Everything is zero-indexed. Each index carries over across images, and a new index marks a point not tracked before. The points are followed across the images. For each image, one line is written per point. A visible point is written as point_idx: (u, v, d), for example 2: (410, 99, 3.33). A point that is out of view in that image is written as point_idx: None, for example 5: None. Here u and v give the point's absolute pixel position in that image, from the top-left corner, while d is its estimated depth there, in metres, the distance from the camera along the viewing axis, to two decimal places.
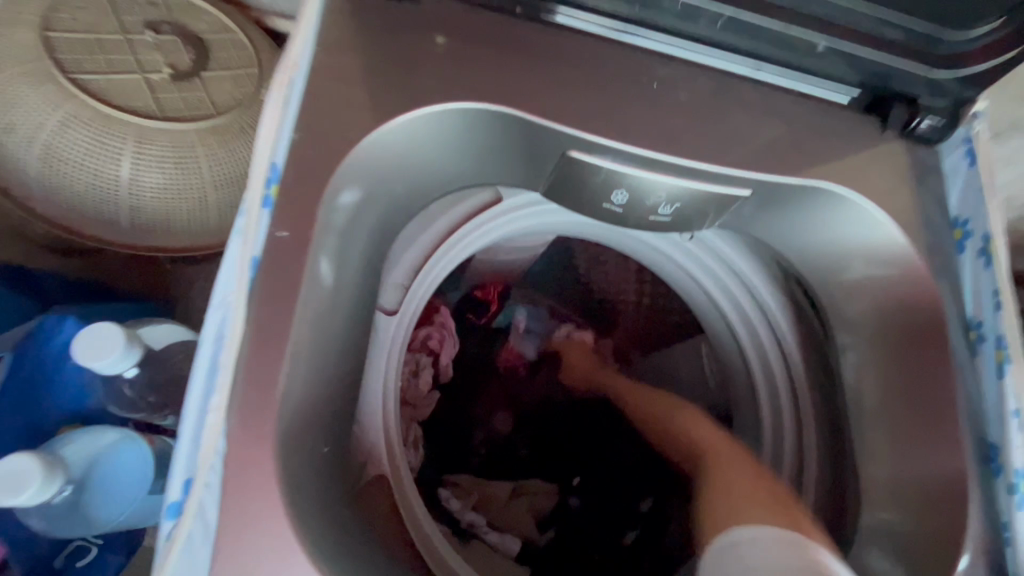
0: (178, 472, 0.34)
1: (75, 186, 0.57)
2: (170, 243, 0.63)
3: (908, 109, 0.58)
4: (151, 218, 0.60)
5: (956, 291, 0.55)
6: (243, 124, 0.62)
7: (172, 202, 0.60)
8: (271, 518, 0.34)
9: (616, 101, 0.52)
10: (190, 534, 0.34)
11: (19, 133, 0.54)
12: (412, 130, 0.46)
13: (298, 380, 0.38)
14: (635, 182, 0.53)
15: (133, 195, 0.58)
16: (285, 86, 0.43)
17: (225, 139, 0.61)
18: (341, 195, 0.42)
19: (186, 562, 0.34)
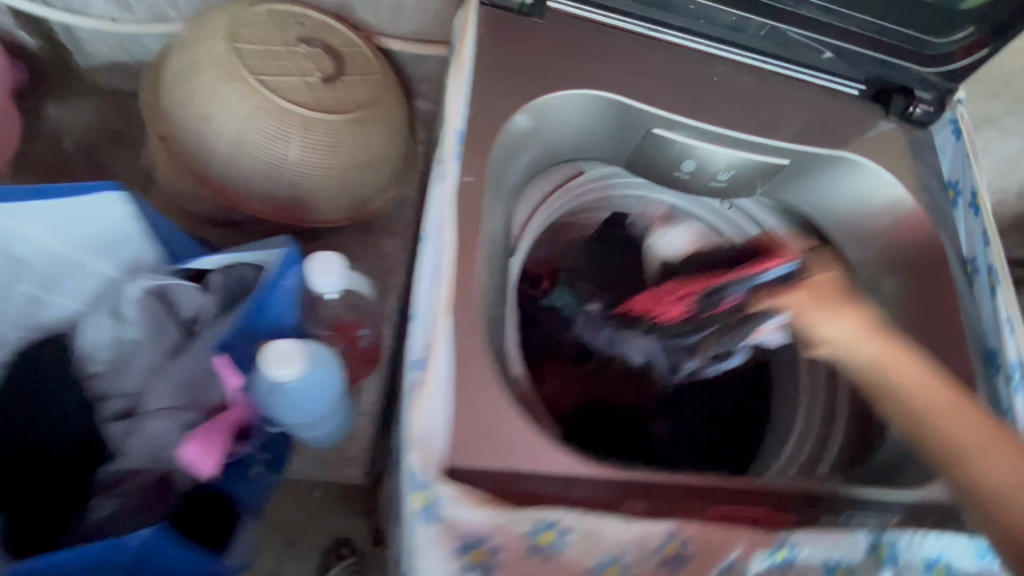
0: (419, 339, 0.47)
1: (252, 163, 0.70)
2: (313, 216, 0.76)
3: (906, 98, 0.74)
4: (304, 191, 0.74)
5: (953, 235, 0.70)
6: (376, 119, 0.77)
7: (321, 178, 0.73)
8: (485, 374, 0.47)
9: (689, 90, 0.67)
10: (434, 382, 0.45)
11: (216, 121, 0.68)
12: (544, 109, 0.61)
13: (485, 284, 0.52)
14: (702, 153, 0.68)
15: (295, 172, 0.72)
16: (458, 75, 0.57)
17: (364, 129, 0.76)
18: (499, 155, 0.57)
19: (433, 404, 0.45)
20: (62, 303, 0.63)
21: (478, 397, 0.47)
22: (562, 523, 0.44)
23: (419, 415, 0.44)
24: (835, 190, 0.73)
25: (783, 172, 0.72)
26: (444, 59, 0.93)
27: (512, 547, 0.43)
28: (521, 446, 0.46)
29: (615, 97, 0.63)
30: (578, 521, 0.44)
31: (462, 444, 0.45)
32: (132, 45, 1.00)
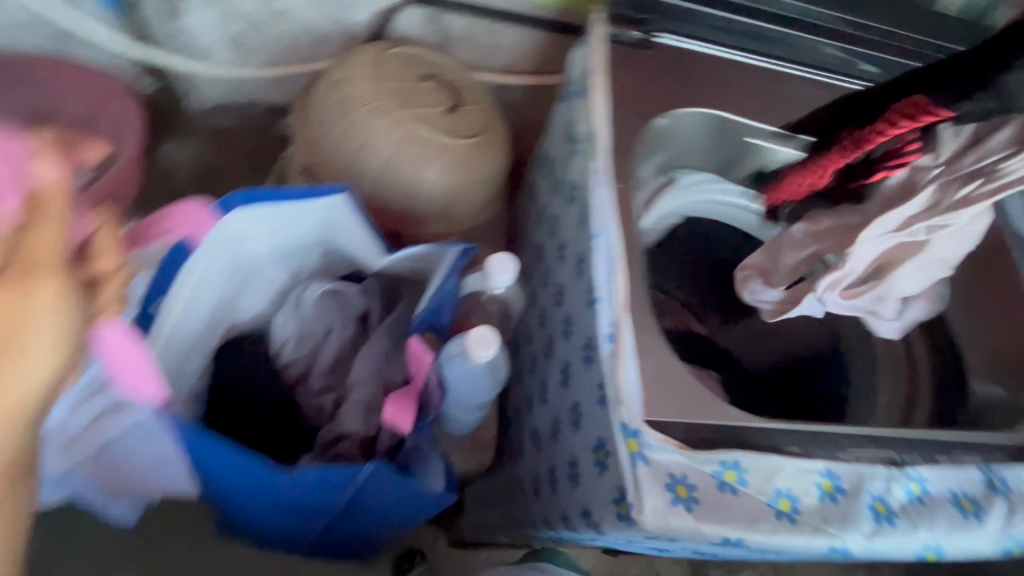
0: (608, 315, 0.55)
1: (395, 184, 0.82)
2: (446, 228, 0.88)
3: None
4: (437, 206, 0.84)
5: (1009, 218, 0.81)
6: (494, 140, 0.88)
7: (450, 197, 0.84)
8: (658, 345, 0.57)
9: (776, 105, 0.78)
10: (626, 349, 0.54)
11: (372, 151, 0.80)
12: (660, 125, 0.73)
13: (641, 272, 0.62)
14: (787, 157, 0.79)
15: (432, 190, 0.83)
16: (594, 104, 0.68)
17: (486, 150, 0.86)
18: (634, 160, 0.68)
19: (630, 367, 0.53)
20: (252, 305, 0.71)
21: (656, 364, 0.56)
22: (742, 463, 0.53)
23: (622, 375, 0.52)
24: None
25: None
26: (530, 87, 1.05)
27: (705, 485, 0.51)
28: (697, 405, 0.55)
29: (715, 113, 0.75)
30: (754, 462, 0.53)
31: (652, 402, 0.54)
32: (243, 88, 1.12)
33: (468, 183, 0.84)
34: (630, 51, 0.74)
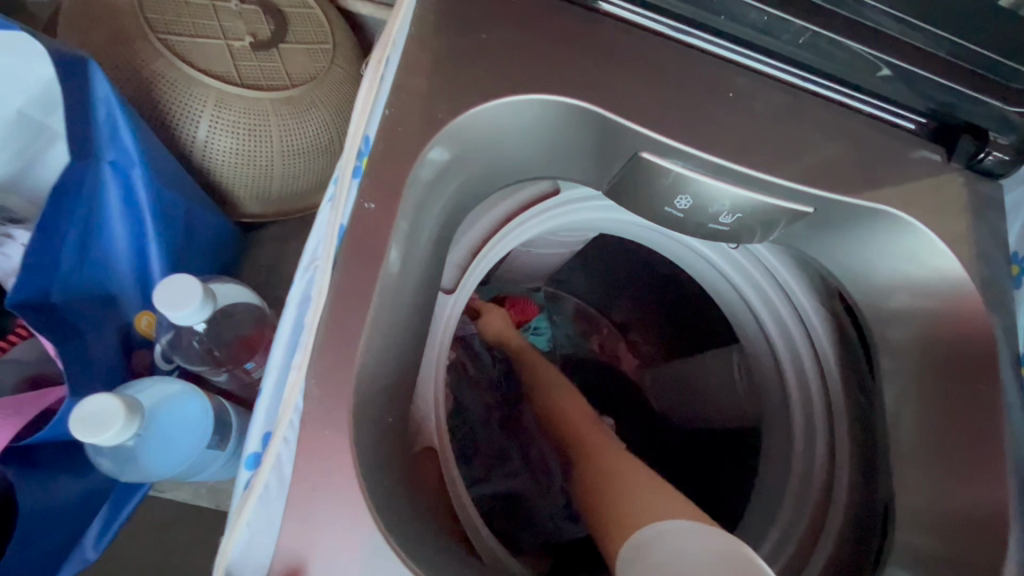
0: (258, 426, 0.36)
1: (165, 114, 0.59)
2: (249, 207, 0.69)
3: (976, 143, 0.58)
4: (215, 174, 0.64)
5: (1010, 325, 0.56)
6: (316, 97, 0.64)
7: (254, 158, 0.64)
8: (338, 477, 0.35)
9: (694, 109, 0.52)
10: (267, 485, 0.34)
11: (125, 71, 0.57)
12: (498, 117, 0.49)
13: (372, 351, 0.39)
14: (700, 189, 0.54)
15: (206, 155, 0.62)
16: (378, 80, 0.45)
17: (298, 109, 0.63)
18: (438, 147, 0.46)
19: (262, 511, 0.34)
20: None
21: (331, 510, 0.35)
22: None
23: (228, 544, 0.33)
24: (865, 253, 0.59)
25: (801, 220, 0.58)
26: None
27: None
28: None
29: (596, 109, 0.49)
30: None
31: (307, 567, 0.35)
32: None
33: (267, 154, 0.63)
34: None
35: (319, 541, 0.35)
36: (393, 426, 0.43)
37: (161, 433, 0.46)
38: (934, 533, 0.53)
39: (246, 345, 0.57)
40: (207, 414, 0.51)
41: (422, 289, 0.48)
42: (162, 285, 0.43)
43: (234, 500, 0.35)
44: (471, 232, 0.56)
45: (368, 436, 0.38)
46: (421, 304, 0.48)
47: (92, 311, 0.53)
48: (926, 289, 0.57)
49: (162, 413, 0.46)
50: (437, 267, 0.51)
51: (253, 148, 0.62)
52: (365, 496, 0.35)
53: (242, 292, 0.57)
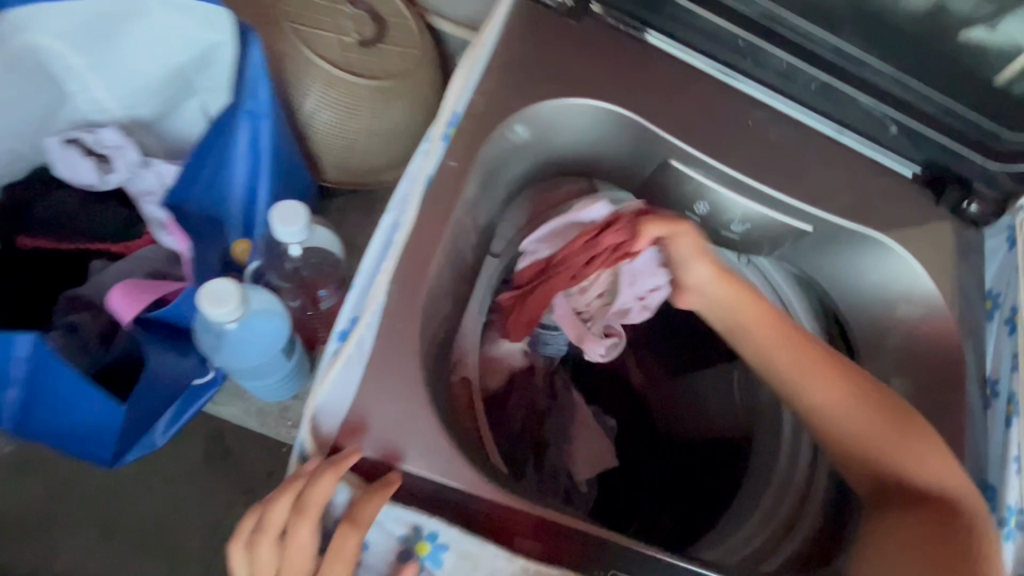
0: (348, 310, 0.44)
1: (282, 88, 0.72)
2: (330, 175, 0.82)
3: (963, 193, 0.67)
4: (309, 141, 0.76)
5: (979, 349, 0.63)
6: (403, 90, 0.76)
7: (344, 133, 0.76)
8: (404, 360, 0.45)
9: (719, 130, 0.63)
10: (349, 357, 0.43)
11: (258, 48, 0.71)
12: (558, 115, 0.60)
13: (439, 275, 0.49)
14: (717, 198, 0.64)
15: (305, 124, 0.74)
16: (468, 68, 0.56)
17: (387, 97, 0.75)
18: (507, 130, 0.56)
19: (343, 376, 0.42)
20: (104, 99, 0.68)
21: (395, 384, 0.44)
22: (439, 537, 0.41)
23: (315, 396, 0.41)
24: (856, 274, 0.68)
25: (803, 237, 0.67)
26: None
27: (383, 546, 0.41)
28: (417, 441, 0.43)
29: (636, 118, 0.60)
30: (455, 543, 0.41)
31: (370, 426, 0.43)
32: None
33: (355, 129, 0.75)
34: (553, 20, 0.61)
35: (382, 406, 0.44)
36: (442, 346, 0.52)
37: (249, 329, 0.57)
38: None
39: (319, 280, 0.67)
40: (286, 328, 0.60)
41: (477, 244, 0.58)
42: (277, 206, 0.54)
43: (323, 360, 0.43)
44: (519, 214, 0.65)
45: (428, 337, 0.47)
46: (475, 256, 0.58)
47: (206, 228, 0.65)
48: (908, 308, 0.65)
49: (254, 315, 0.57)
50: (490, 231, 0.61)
51: (345, 122, 0.74)
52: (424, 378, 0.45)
53: (326, 236, 0.68)
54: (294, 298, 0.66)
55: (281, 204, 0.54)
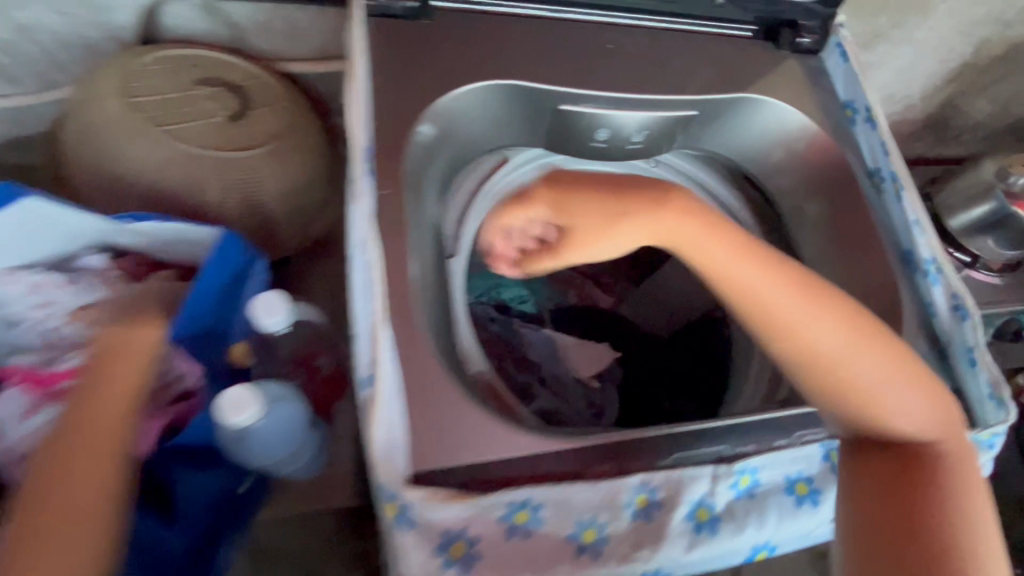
0: (363, 366, 0.47)
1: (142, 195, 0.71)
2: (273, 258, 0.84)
3: (792, 32, 0.78)
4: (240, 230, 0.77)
5: (855, 150, 0.76)
6: (297, 148, 0.77)
7: (247, 206, 0.74)
8: (432, 380, 0.49)
9: (588, 61, 0.69)
10: (385, 395, 0.46)
11: (133, 169, 0.69)
12: (445, 109, 0.64)
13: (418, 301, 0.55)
14: (610, 121, 0.70)
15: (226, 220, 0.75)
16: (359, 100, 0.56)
17: (288, 163, 0.76)
18: (422, 128, 0.62)
19: (387, 418, 0.45)
20: None
21: (437, 395, 0.49)
22: (535, 503, 0.46)
23: (375, 442, 0.44)
24: (745, 130, 0.78)
25: (688, 120, 0.75)
26: None
27: (490, 536, 0.45)
28: (477, 431, 0.48)
29: (522, 82, 0.66)
30: (547, 490, 0.46)
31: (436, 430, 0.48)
32: None
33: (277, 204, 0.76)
34: (404, 30, 0.65)
35: (434, 416, 0.48)
36: (450, 350, 0.58)
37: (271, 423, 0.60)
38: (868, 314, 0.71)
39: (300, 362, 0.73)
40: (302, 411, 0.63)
41: (435, 252, 0.63)
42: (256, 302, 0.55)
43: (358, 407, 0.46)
44: (451, 208, 0.70)
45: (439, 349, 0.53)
46: (437, 263, 0.63)
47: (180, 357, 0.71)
48: (797, 136, 0.77)
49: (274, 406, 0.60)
50: (438, 235, 0.66)
51: (265, 199, 0.76)
52: (451, 378, 0.50)
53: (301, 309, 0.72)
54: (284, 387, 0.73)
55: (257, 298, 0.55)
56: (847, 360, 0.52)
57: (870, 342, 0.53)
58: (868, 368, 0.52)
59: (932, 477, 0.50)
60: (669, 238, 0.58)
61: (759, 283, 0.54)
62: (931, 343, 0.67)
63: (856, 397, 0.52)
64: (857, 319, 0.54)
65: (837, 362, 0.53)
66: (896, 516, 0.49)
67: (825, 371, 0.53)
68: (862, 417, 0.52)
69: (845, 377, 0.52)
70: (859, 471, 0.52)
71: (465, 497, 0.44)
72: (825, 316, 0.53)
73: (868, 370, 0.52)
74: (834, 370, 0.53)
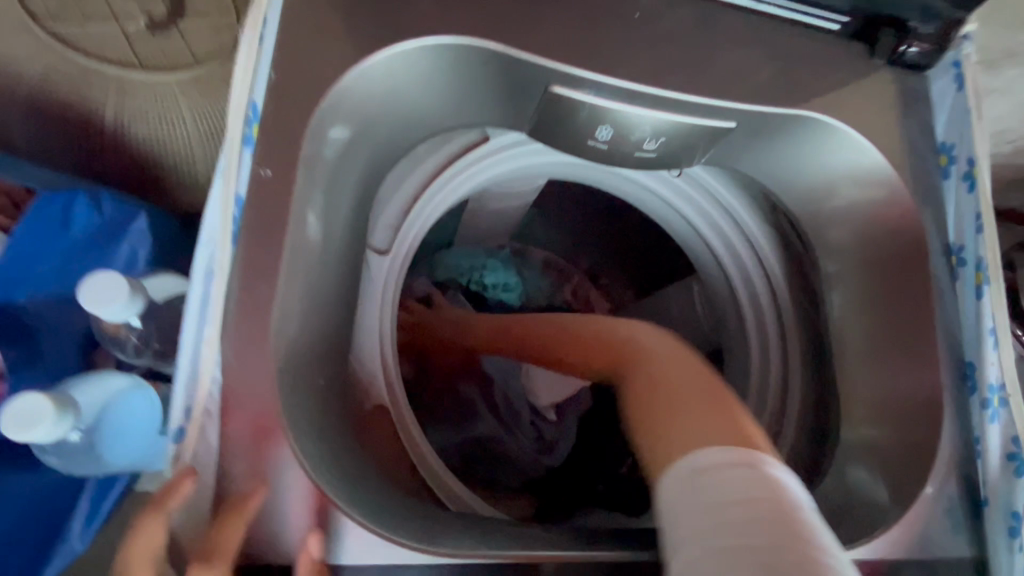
0: (179, 401, 0.41)
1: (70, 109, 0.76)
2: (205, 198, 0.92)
3: (897, 35, 0.58)
4: (168, 157, 0.83)
5: (938, 214, 0.59)
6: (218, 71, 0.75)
7: (162, 125, 0.78)
8: (271, 427, 0.40)
9: (602, 32, 0.51)
10: (196, 434, 0.41)
11: (33, 62, 0.72)
12: (391, 67, 0.48)
13: (294, 322, 0.44)
14: (618, 118, 0.53)
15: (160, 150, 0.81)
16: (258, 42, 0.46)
17: (206, 86, 0.76)
18: (330, 132, 0.47)
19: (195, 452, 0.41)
20: None
21: (240, 423, 0.41)
22: None
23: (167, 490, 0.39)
24: (802, 158, 0.61)
25: (718, 137, 0.57)
26: None
27: None
28: (300, 497, 0.40)
29: (496, 48, 0.48)
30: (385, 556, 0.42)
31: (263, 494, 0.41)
32: None
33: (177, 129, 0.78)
34: None
35: (263, 474, 0.41)
36: (331, 382, 0.47)
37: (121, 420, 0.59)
38: (884, 423, 0.57)
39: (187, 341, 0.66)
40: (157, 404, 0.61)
41: (348, 253, 0.51)
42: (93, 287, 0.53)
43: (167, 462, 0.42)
44: (396, 194, 0.59)
45: (299, 390, 0.42)
46: (348, 267, 0.51)
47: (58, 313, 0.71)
48: (869, 178, 0.59)
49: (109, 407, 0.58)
50: (364, 230, 0.54)
51: (181, 123, 0.78)
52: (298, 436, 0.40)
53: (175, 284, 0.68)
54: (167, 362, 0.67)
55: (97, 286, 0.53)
56: (676, 404, 0.49)
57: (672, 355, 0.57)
58: (681, 370, 0.53)
59: (728, 401, 0.48)
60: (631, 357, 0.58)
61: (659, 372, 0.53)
62: (961, 485, 0.54)
63: (735, 506, 0.36)
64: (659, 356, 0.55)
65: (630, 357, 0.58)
66: (716, 419, 0.46)
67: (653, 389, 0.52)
68: (689, 413, 0.48)
69: (662, 395, 0.51)
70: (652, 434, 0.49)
71: (242, 515, 0.39)
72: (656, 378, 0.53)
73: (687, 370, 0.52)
74: (653, 401, 0.51)
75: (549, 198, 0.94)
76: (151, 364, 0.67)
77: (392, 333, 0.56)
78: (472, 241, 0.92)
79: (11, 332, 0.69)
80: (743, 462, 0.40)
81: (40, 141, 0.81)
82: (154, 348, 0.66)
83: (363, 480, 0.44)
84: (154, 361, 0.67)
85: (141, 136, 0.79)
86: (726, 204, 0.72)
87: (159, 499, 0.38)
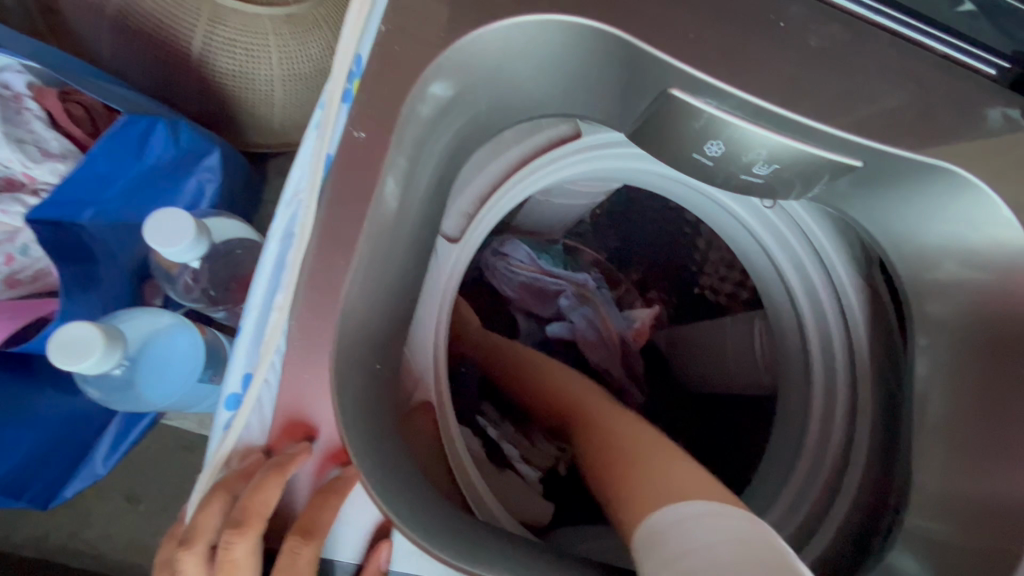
0: (237, 370, 0.42)
1: (154, 31, 0.74)
2: (272, 140, 0.94)
3: None
4: (243, 96, 0.83)
5: None
6: (315, 16, 0.79)
7: (246, 62, 0.78)
8: (323, 403, 0.41)
9: (739, 37, 0.47)
10: (251, 412, 0.41)
11: None
12: (507, 42, 0.45)
13: (356, 301, 0.41)
14: (734, 134, 0.48)
15: (238, 87, 0.82)
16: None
17: (298, 26, 0.78)
18: (432, 89, 0.43)
19: (245, 426, 0.41)
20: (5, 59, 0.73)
21: (320, 404, 0.41)
22: None
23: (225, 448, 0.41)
24: (919, 217, 0.55)
25: (836, 173, 0.52)
26: None
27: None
28: (353, 499, 0.42)
29: (622, 36, 0.44)
30: (416, 567, 0.43)
31: (314, 485, 0.42)
32: None
33: (263, 69, 0.80)
34: None
35: (321, 467, 0.41)
36: (384, 368, 0.44)
37: (159, 360, 0.63)
38: (945, 518, 0.53)
39: (242, 286, 0.71)
40: (198, 343, 0.66)
41: (422, 232, 0.48)
42: (156, 226, 0.56)
43: (207, 457, 0.42)
44: (479, 175, 0.56)
45: (354, 372, 0.40)
46: (419, 246, 0.48)
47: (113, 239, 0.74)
48: (974, 264, 0.53)
49: (156, 342, 0.63)
50: (441, 208, 0.51)
51: (264, 62, 0.79)
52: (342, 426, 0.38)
53: (236, 226, 0.73)
54: (218, 307, 0.71)
55: (157, 222, 0.56)
56: (648, 463, 0.53)
57: (613, 419, 0.63)
58: (638, 436, 0.58)
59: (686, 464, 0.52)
60: (596, 412, 0.65)
61: (623, 436, 0.59)
62: None
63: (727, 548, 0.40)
64: (618, 426, 0.61)
65: (606, 416, 0.64)
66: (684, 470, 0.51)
67: (615, 451, 0.58)
68: (650, 472, 0.52)
69: (626, 455, 0.56)
70: (622, 490, 0.53)
71: (338, 497, 0.40)
72: (631, 436, 0.59)
73: (644, 438, 0.58)
74: (617, 462, 0.56)
75: (608, 209, 0.89)
76: (204, 307, 0.72)
77: (446, 326, 0.55)
78: (527, 230, 0.88)
79: (66, 251, 0.68)
80: (726, 513, 0.44)
81: (119, 58, 0.80)
82: (208, 292, 0.70)
83: (402, 475, 0.41)
84: (205, 304, 0.72)
85: (223, 70, 0.79)
86: (822, 250, 0.66)
87: (282, 463, 0.39)
